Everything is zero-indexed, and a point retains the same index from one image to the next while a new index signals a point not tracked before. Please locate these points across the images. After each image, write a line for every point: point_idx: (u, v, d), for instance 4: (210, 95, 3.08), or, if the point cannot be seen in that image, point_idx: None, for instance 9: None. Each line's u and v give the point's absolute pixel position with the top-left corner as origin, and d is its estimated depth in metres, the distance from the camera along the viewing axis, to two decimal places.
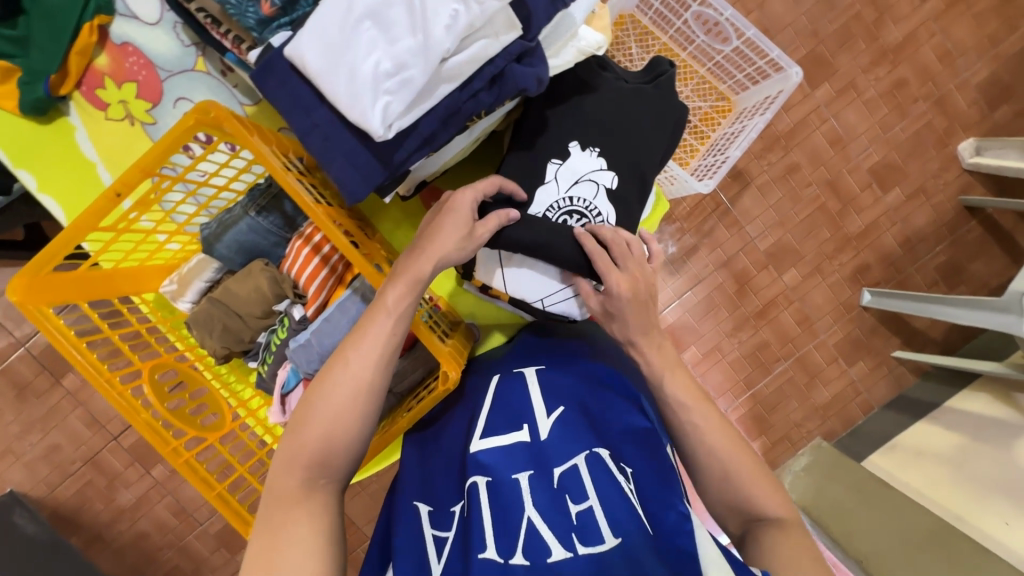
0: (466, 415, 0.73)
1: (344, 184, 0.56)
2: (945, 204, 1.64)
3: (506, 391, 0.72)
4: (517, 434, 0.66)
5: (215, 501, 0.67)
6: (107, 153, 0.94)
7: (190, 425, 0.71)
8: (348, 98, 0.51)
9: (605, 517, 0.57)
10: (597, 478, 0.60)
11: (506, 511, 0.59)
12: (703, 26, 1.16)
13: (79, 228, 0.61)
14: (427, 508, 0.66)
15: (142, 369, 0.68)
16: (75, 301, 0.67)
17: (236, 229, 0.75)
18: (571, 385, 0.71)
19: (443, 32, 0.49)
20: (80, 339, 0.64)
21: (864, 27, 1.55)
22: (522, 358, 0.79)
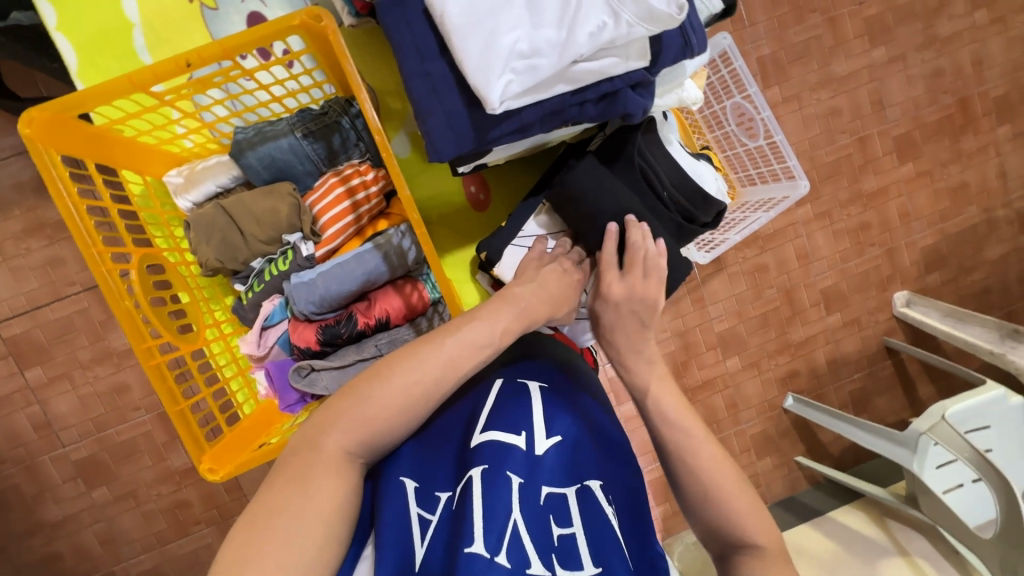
0: (464, 408, 0.71)
1: (433, 141, 0.59)
2: (871, 338, 1.85)
3: (508, 397, 0.70)
4: (514, 440, 0.65)
5: (174, 415, 0.69)
6: (150, 18, 0.92)
7: (167, 327, 0.74)
8: (476, 63, 0.53)
9: (588, 545, 0.59)
10: (586, 508, 0.61)
11: (495, 508, 0.59)
12: (738, 116, 1.26)
13: (128, 83, 0.59)
14: (414, 485, 0.64)
15: (134, 255, 0.69)
16: (84, 157, 0.67)
17: (275, 144, 0.74)
18: (570, 406, 0.71)
19: (585, 37, 0.53)
20: (81, 200, 0.65)
21: (851, 168, 1.76)
22: (528, 371, 0.76)
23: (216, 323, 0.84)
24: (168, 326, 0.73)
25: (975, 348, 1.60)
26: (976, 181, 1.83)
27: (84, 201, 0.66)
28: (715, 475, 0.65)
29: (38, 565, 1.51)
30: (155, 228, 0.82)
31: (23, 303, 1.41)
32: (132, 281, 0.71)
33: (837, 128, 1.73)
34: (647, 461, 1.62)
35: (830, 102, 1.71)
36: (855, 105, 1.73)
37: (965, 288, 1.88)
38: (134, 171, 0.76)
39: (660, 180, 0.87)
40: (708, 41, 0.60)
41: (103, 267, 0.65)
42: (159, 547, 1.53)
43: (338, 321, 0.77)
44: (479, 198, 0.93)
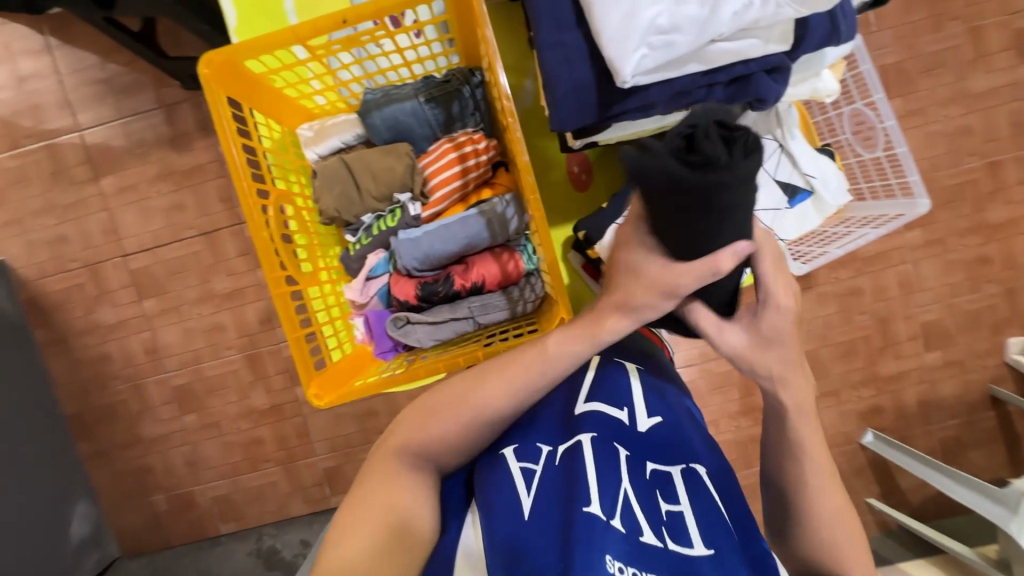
0: (564, 380, 0.74)
1: (558, 111, 0.60)
2: (974, 384, 1.68)
3: (608, 373, 0.73)
4: (617, 414, 0.67)
5: (292, 343, 0.75)
6: None
7: (291, 264, 0.81)
8: (614, 35, 0.53)
9: (698, 522, 0.58)
10: (691, 486, 0.61)
11: (609, 474, 0.60)
12: (856, 125, 1.19)
13: (294, 34, 0.65)
14: (514, 444, 0.67)
15: (273, 194, 0.76)
16: (240, 102, 0.75)
17: (399, 106, 0.79)
18: (666, 390, 0.73)
19: (728, 16, 0.53)
20: (238, 139, 0.72)
21: (975, 194, 1.60)
22: (615, 346, 0.79)
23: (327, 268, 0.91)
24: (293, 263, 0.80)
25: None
26: None
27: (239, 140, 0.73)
28: (833, 529, 0.68)
29: (133, 474, 1.70)
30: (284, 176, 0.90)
31: (148, 240, 1.59)
32: (269, 218, 0.78)
33: (965, 149, 1.57)
34: None
35: (959, 121, 1.56)
36: (990, 126, 1.57)
37: None
38: (274, 121, 0.84)
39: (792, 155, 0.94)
40: (858, 29, 0.58)
41: (250, 201, 0.73)
42: (233, 477, 1.67)
43: (437, 280, 0.81)
44: (581, 178, 0.94)
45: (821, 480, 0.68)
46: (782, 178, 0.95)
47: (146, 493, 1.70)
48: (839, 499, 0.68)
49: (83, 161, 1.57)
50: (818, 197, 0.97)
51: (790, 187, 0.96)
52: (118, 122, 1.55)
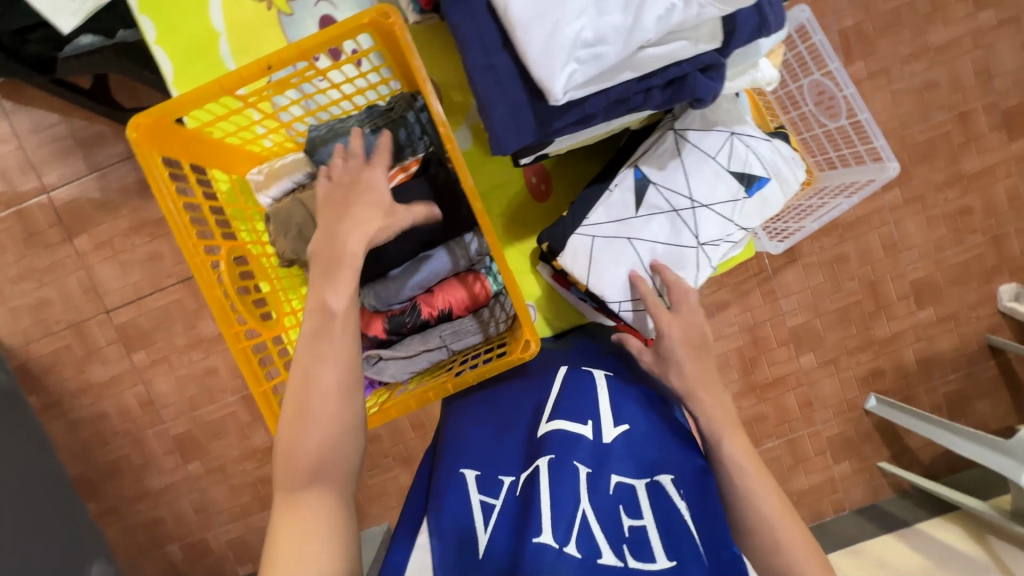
0: (529, 400, 0.75)
1: (496, 134, 0.60)
2: (971, 336, 1.67)
3: (573, 382, 0.73)
4: (581, 428, 0.66)
5: (259, 396, 0.75)
6: (234, 28, 0.99)
7: (252, 316, 0.80)
8: (540, 55, 0.53)
9: (660, 537, 0.57)
10: (656, 501, 0.60)
11: (564, 496, 0.59)
12: (817, 95, 1.17)
13: (222, 87, 0.64)
14: (474, 473, 0.69)
15: (223, 247, 0.76)
16: (180, 159, 0.74)
17: (345, 139, 0.79)
18: (636, 395, 0.72)
19: (653, 22, 0.52)
20: (178, 198, 0.72)
21: (948, 147, 1.59)
22: (587, 358, 0.82)
23: (294, 311, 0.90)
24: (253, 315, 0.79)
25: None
26: None
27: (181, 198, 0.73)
28: (781, 539, 0.64)
29: (144, 527, 1.69)
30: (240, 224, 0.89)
31: (130, 293, 1.58)
32: (222, 271, 0.77)
33: (933, 103, 1.57)
34: None
35: (925, 75, 1.55)
36: (955, 77, 1.56)
37: None
38: (222, 171, 0.83)
39: (745, 142, 0.82)
40: (786, 18, 0.57)
41: (197, 258, 0.72)
42: (244, 518, 1.67)
43: (404, 311, 0.83)
44: (540, 188, 0.94)
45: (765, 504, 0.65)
46: (736, 167, 0.82)
47: (160, 545, 1.69)
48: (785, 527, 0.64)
49: (54, 222, 1.56)
50: (778, 178, 0.83)
51: (747, 176, 0.82)
52: (84, 179, 1.54)
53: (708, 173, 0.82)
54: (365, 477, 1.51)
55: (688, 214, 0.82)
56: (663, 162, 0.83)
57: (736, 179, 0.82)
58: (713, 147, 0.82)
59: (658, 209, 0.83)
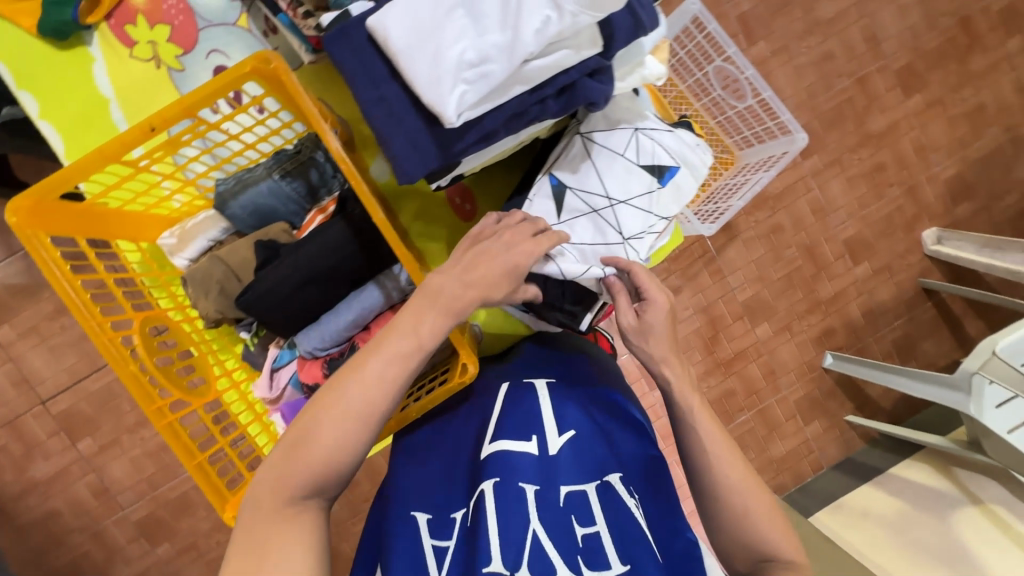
0: (475, 417, 0.78)
1: (400, 164, 0.59)
2: (906, 282, 1.77)
3: (516, 398, 0.76)
4: (527, 445, 0.69)
5: (193, 469, 0.72)
6: (121, 91, 0.98)
7: (177, 385, 0.77)
8: (427, 83, 0.54)
9: (613, 540, 0.61)
10: (606, 504, 0.64)
11: (512, 518, 0.62)
12: (722, 80, 1.23)
13: (104, 155, 0.62)
14: (426, 517, 0.69)
15: (134, 319, 0.73)
16: (72, 235, 0.70)
17: (256, 189, 0.78)
18: (577, 400, 0.75)
19: (532, 35, 0.53)
20: (74, 277, 0.68)
21: (854, 111, 1.69)
22: (529, 367, 0.83)
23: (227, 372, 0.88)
24: (177, 384, 0.76)
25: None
26: (992, 102, 1.74)
27: (78, 276, 0.69)
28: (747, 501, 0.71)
29: None
30: (157, 290, 0.86)
31: (65, 378, 1.48)
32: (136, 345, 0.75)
33: (833, 72, 1.66)
34: None
35: (822, 47, 1.65)
36: (849, 46, 1.66)
37: (999, 213, 1.78)
38: (127, 239, 0.80)
39: (649, 135, 0.85)
40: (659, 17, 0.59)
41: (103, 337, 0.69)
42: None
43: (342, 353, 0.80)
44: (465, 208, 0.93)
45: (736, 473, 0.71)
46: (645, 161, 0.84)
47: None
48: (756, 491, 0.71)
49: None
50: (687, 165, 0.85)
51: (657, 168, 0.84)
52: None
53: (620, 170, 0.84)
54: (348, 525, 1.45)
55: (607, 213, 0.84)
56: (575, 166, 0.85)
57: (648, 172, 0.84)
58: (621, 146, 0.84)
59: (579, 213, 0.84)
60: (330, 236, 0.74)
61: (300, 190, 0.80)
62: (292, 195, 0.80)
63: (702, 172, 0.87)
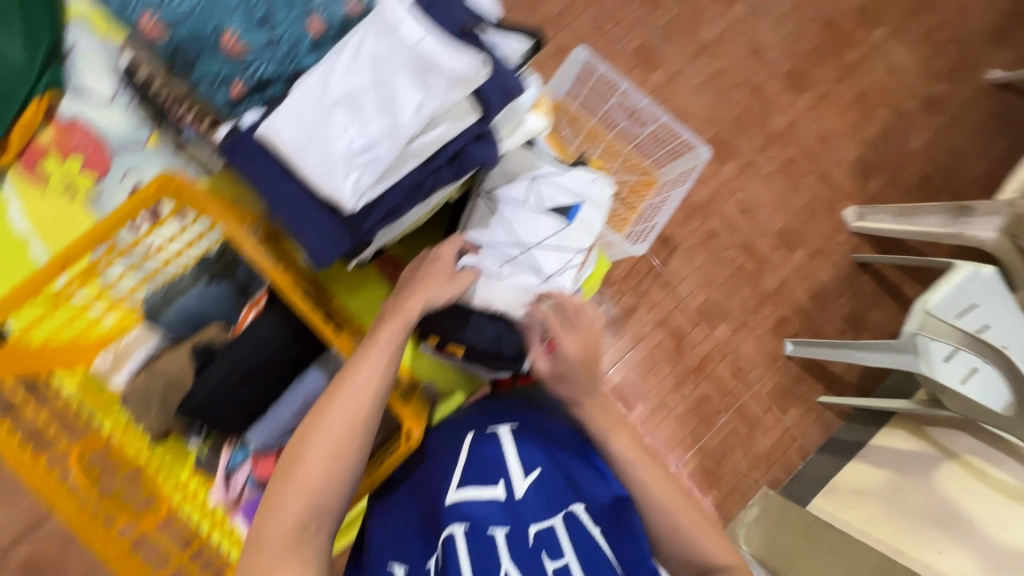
0: (439, 465, 0.79)
1: (311, 253, 0.63)
2: (841, 261, 1.87)
3: (480, 448, 0.78)
4: (494, 490, 0.75)
5: None
6: (41, 228, 0.98)
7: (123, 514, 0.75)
8: (321, 174, 0.60)
9: (580, 565, 0.71)
10: (572, 533, 0.73)
11: (487, 561, 0.70)
12: (625, 113, 1.35)
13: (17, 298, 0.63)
14: (403, 566, 0.74)
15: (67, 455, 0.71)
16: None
17: (184, 299, 0.84)
18: (540, 441, 0.80)
19: (410, 118, 0.59)
20: None
21: (755, 116, 1.83)
22: (494, 416, 0.84)
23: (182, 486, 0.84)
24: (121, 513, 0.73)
25: (1003, 254, 1.46)
26: (873, 87, 1.92)
27: None
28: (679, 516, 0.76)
29: None
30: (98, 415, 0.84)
31: None
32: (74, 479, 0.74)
33: (728, 85, 1.82)
34: (680, 455, 1.73)
35: (713, 66, 1.81)
36: (736, 61, 1.83)
37: (907, 182, 1.92)
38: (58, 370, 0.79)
39: (549, 182, 0.93)
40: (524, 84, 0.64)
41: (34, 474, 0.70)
42: None
43: None
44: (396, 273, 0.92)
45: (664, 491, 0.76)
46: (549, 205, 0.91)
47: None
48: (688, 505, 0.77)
49: None
50: (589, 201, 0.94)
51: (562, 208, 0.92)
52: None
53: (528, 218, 0.90)
54: None
55: (525, 258, 0.88)
56: (485, 223, 0.89)
57: (554, 214, 0.91)
58: (523, 196, 0.91)
59: (500, 264, 0.87)
60: (261, 328, 0.78)
61: (229, 289, 0.85)
62: (221, 296, 0.85)
63: (603, 206, 0.96)
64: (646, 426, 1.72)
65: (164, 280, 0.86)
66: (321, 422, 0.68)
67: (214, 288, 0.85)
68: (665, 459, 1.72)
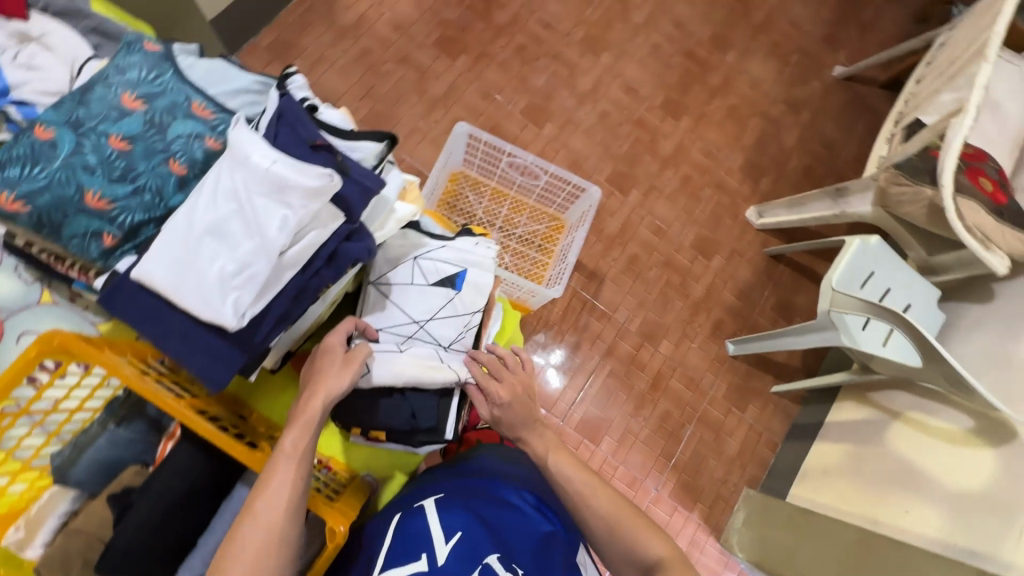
0: (372, 551, 0.87)
1: (205, 373, 0.76)
2: (756, 257, 2.00)
3: (406, 523, 0.87)
4: (416, 562, 0.81)
5: None
6: None
7: None
8: (201, 304, 0.73)
9: None
10: None
11: None
12: (518, 170, 1.49)
13: None
14: None
15: None
16: None
17: (93, 447, 0.90)
18: (461, 505, 0.90)
19: (276, 233, 0.74)
20: None
21: (645, 146, 2.00)
22: (420, 493, 0.95)
23: None
24: None
25: (887, 223, 1.58)
26: (740, 101, 2.13)
27: None
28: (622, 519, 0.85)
29: None
30: None
31: None
32: None
33: (615, 124, 1.99)
34: (657, 477, 1.75)
35: (597, 110, 1.98)
36: (616, 102, 2.01)
37: (793, 176, 2.10)
38: None
39: (429, 258, 1.04)
40: (379, 179, 0.83)
41: None
42: None
43: None
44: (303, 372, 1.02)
45: (603, 499, 0.86)
46: (434, 278, 1.03)
47: None
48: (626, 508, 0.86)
49: None
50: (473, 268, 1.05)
51: (447, 278, 1.03)
52: None
53: (417, 295, 1.01)
54: None
55: (420, 332, 1.00)
56: (381, 306, 1.01)
57: (441, 285, 1.03)
58: (409, 275, 1.03)
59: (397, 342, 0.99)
60: (178, 459, 0.89)
61: (140, 427, 0.95)
62: (132, 435, 0.94)
63: (489, 267, 1.06)
64: (617, 457, 1.74)
65: (72, 430, 0.90)
66: (234, 550, 0.70)
67: (124, 429, 0.93)
68: (644, 485, 1.73)
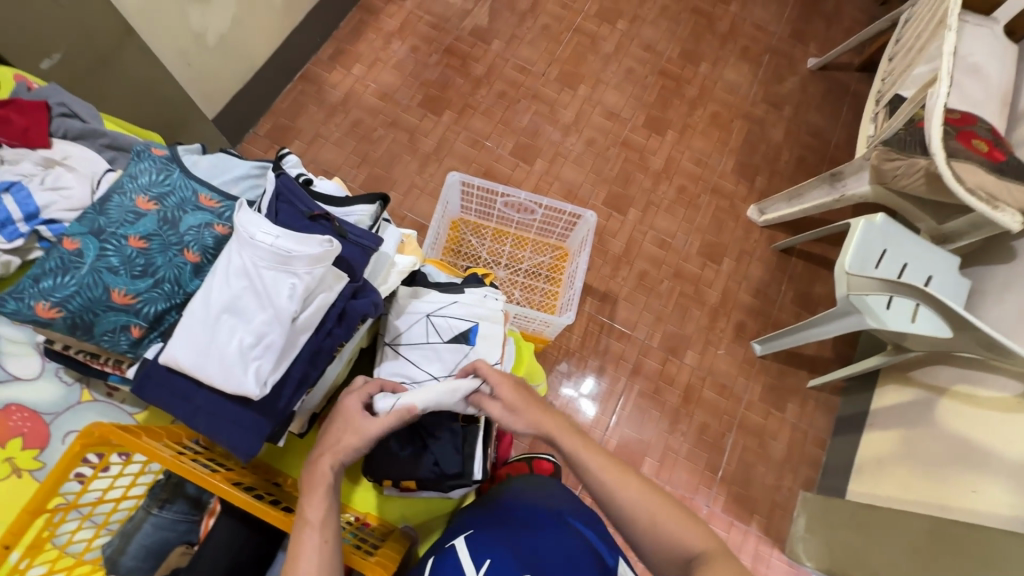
0: None
1: (240, 445, 0.81)
2: (766, 254, 2.00)
3: (441, 563, 0.89)
4: None
5: None
6: None
7: None
8: (226, 377, 0.76)
9: None
10: None
11: None
12: (514, 208, 1.53)
13: None
14: None
15: None
16: None
17: (141, 532, 0.91)
18: (492, 535, 0.91)
19: (287, 300, 0.78)
20: None
21: (635, 164, 2.04)
22: (455, 530, 0.96)
23: None
24: None
25: (889, 199, 1.55)
26: (721, 107, 2.18)
27: None
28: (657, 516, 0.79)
29: None
30: None
31: None
32: None
33: (603, 148, 2.05)
34: (706, 492, 1.68)
35: (583, 139, 2.05)
36: (600, 128, 2.07)
37: (787, 170, 2.12)
38: None
39: (442, 316, 1.07)
40: (376, 238, 0.90)
41: None
42: None
43: None
44: None
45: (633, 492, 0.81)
46: (447, 335, 1.06)
47: None
48: (658, 500, 0.81)
49: None
50: (485, 323, 1.08)
51: (460, 335, 1.06)
52: None
53: (431, 354, 1.05)
54: None
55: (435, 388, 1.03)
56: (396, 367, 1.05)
57: (455, 342, 1.06)
58: (423, 334, 1.06)
59: None
60: (218, 536, 0.92)
61: (182, 506, 0.96)
62: (175, 516, 0.95)
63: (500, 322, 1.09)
64: (661, 477, 1.69)
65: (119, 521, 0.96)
66: None
67: (166, 511, 0.94)
68: (695, 502, 1.67)
